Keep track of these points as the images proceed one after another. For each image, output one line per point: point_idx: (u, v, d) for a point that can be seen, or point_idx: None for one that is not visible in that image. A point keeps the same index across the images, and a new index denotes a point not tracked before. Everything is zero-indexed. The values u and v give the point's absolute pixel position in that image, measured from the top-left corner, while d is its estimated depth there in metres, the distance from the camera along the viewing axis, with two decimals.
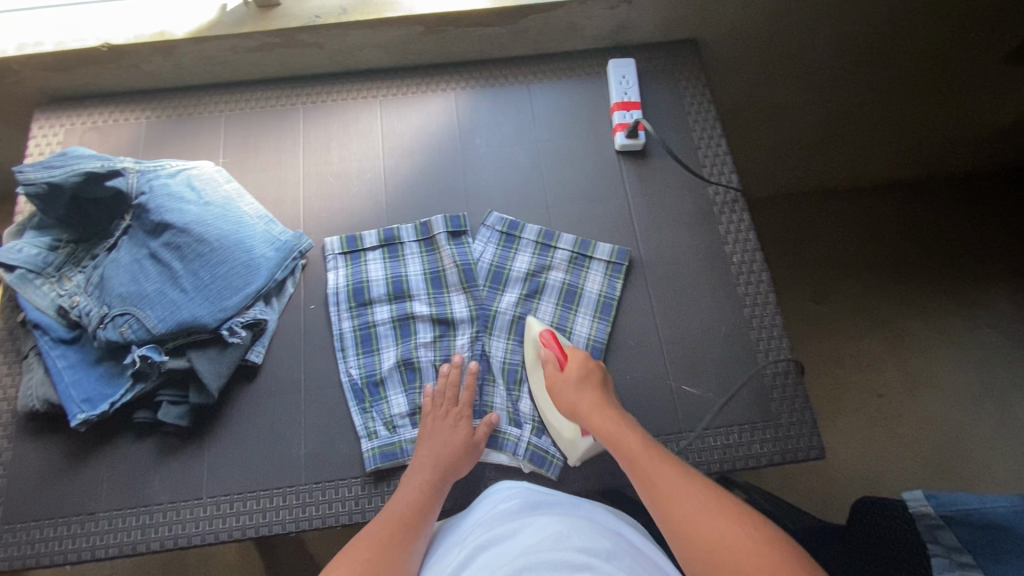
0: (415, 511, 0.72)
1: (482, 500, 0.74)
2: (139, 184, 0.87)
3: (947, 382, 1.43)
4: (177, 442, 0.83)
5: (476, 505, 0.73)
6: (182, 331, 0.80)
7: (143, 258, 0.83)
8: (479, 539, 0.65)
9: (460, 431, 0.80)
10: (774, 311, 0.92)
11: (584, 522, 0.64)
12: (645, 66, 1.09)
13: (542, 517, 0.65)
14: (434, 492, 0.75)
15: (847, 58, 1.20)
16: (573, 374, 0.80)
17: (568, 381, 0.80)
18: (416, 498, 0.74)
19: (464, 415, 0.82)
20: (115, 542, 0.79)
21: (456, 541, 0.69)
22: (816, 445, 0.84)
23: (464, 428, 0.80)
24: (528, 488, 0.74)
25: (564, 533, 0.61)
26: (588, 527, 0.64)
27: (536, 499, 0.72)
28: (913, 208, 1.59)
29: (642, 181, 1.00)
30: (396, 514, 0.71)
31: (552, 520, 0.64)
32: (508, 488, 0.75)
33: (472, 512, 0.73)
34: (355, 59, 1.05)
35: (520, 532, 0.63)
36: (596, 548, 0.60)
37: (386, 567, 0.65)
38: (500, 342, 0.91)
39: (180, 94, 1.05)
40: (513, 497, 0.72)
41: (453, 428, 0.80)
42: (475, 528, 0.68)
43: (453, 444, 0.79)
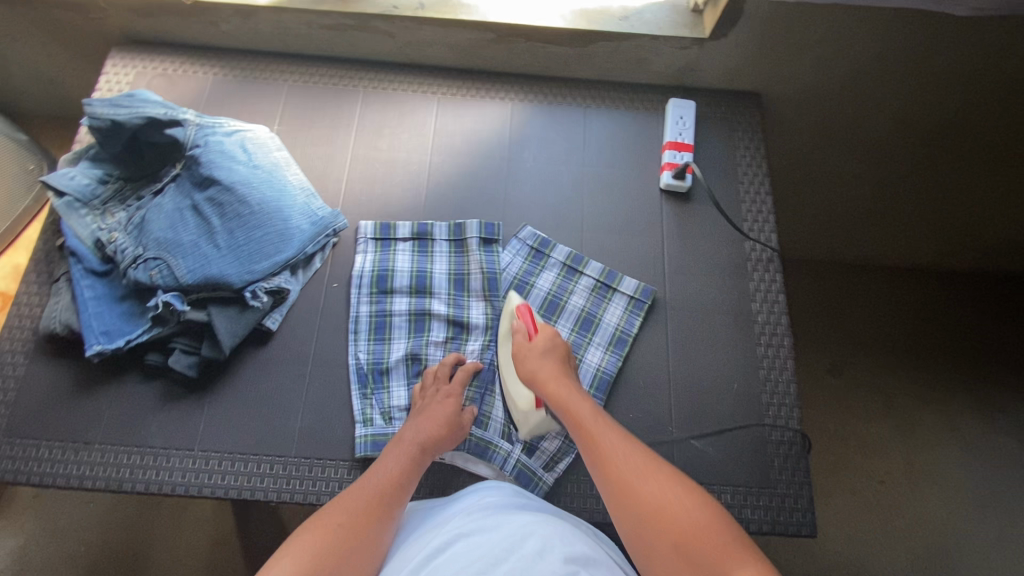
0: (394, 483, 0.73)
1: (468, 490, 0.76)
2: (196, 137, 0.89)
3: (953, 482, 1.38)
4: (182, 391, 0.85)
5: (460, 497, 0.74)
6: (208, 285, 0.81)
7: (185, 208, 0.86)
8: (460, 525, 0.66)
9: (446, 407, 0.81)
10: (791, 377, 0.91)
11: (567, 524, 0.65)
12: (704, 111, 1.09)
13: (528, 514, 0.66)
14: (414, 467, 0.75)
15: (909, 139, 1.19)
16: (539, 344, 0.83)
17: (532, 350, 0.82)
18: (395, 470, 0.74)
19: (453, 394, 0.83)
20: (104, 476, 0.81)
21: (438, 524, 0.70)
22: (809, 522, 0.82)
23: (451, 404, 0.81)
24: (512, 491, 0.75)
25: (548, 530, 0.63)
26: (573, 529, 0.65)
27: (522, 500, 0.73)
28: (950, 299, 1.55)
29: (681, 223, 1.00)
30: (374, 484, 0.72)
31: (538, 517, 0.65)
32: (495, 485, 0.76)
33: (456, 502, 0.74)
34: (422, 54, 1.07)
35: (503, 523, 0.64)
36: (579, 551, 0.61)
37: (354, 536, 0.66)
38: None
39: (249, 58, 1.08)
40: (501, 494, 0.73)
41: (440, 403, 0.81)
42: (459, 516, 0.69)
43: (437, 419, 0.79)
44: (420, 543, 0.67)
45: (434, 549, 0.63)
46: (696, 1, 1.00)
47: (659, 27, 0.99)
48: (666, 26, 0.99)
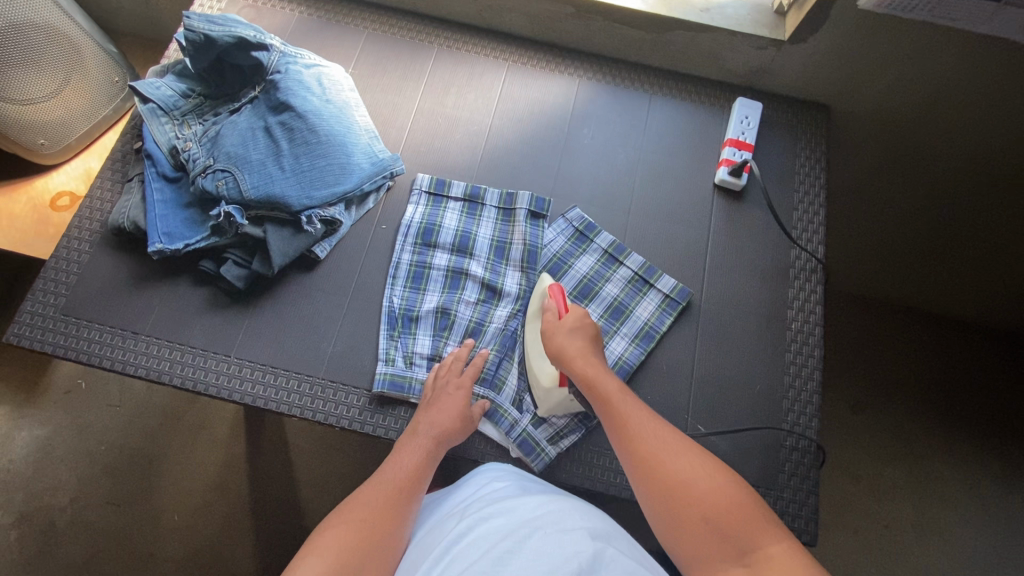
0: (411, 478, 0.75)
1: (473, 476, 0.78)
2: (278, 63, 0.94)
3: (960, 538, 1.36)
4: (227, 301, 0.90)
5: (469, 482, 0.77)
6: (268, 203, 0.85)
7: (257, 128, 0.90)
8: (476, 511, 0.67)
9: (458, 400, 0.81)
10: (815, 388, 0.90)
11: (580, 508, 0.67)
12: (770, 115, 1.08)
13: (539, 499, 0.68)
14: (428, 460, 0.77)
15: (976, 181, 1.15)
16: (569, 322, 0.83)
17: (561, 326, 0.82)
18: (410, 467, 0.75)
19: (465, 386, 0.83)
20: (145, 364, 0.86)
21: (452, 514, 0.71)
22: (810, 531, 0.82)
23: (463, 397, 0.81)
24: (517, 474, 0.78)
25: (564, 513, 0.65)
26: (585, 510, 0.67)
27: (526, 483, 0.75)
28: (990, 355, 1.50)
29: (728, 221, 0.99)
30: (389, 481, 0.74)
31: (549, 501, 0.67)
32: (498, 468, 0.78)
33: (464, 489, 0.76)
34: (499, 20, 1.09)
35: (516, 508, 0.66)
36: (596, 526, 0.63)
37: (381, 530, 0.68)
38: None
39: (334, 1, 1.12)
40: (508, 479, 0.75)
41: (452, 397, 0.81)
42: (471, 504, 0.70)
43: (450, 413, 0.79)
44: (437, 533, 0.68)
45: (454, 537, 0.65)
46: (781, 2, 0.99)
47: (740, 23, 0.99)
48: (746, 23, 0.99)
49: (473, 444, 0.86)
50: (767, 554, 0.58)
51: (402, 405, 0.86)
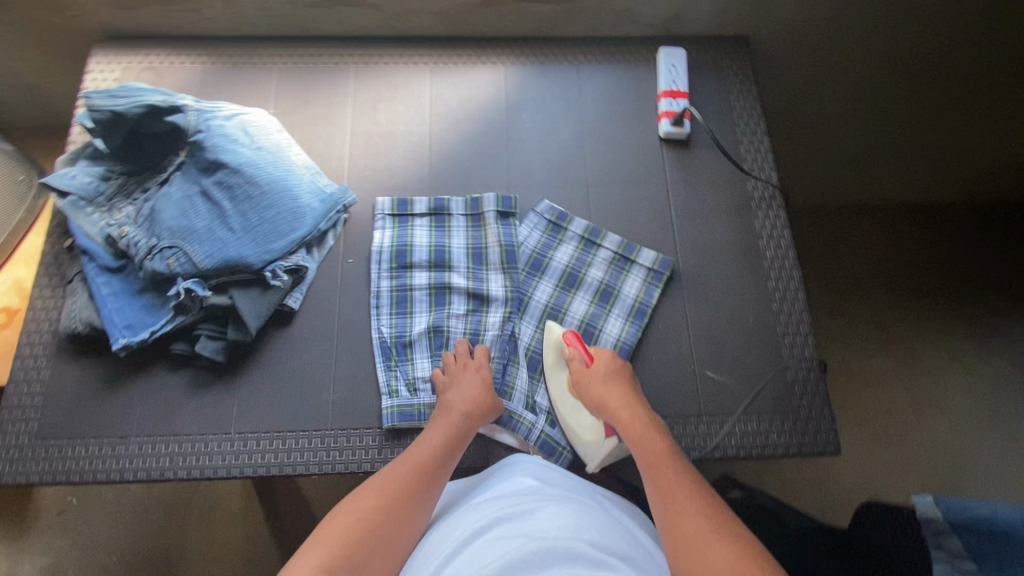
0: (439, 455, 0.75)
1: (495, 470, 0.78)
2: (197, 122, 0.87)
3: (956, 404, 1.46)
4: (210, 378, 0.86)
5: (494, 478, 0.76)
6: (227, 268, 0.81)
7: (194, 194, 0.85)
8: (496, 511, 0.67)
9: (481, 377, 0.83)
10: (803, 307, 0.93)
11: (596, 513, 0.68)
12: (695, 58, 1.09)
13: (558, 501, 0.68)
14: (458, 436, 0.77)
15: (890, 74, 1.23)
16: (600, 369, 0.83)
17: (597, 374, 0.83)
18: (435, 451, 0.75)
19: (483, 365, 0.84)
20: (143, 467, 0.82)
21: (469, 506, 0.71)
22: (832, 440, 0.86)
23: (485, 374, 0.83)
24: (542, 464, 0.78)
25: (582, 523, 0.65)
26: (603, 520, 0.67)
27: (547, 475, 0.76)
28: (940, 233, 1.60)
29: (683, 170, 1.01)
30: (414, 463, 0.73)
31: (569, 508, 0.67)
32: (529, 461, 0.78)
33: (486, 486, 0.75)
34: (410, 24, 1.07)
35: (537, 513, 0.66)
36: (611, 547, 0.63)
37: (404, 504, 0.69)
38: (529, 327, 0.91)
39: (235, 43, 1.07)
40: (530, 473, 0.75)
41: (474, 374, 0.83)
42: (489, 503, 0.70)
43: (475, 387, 0.81)
44: (450, 525, 0.69)
45: (470, 533, 0.64)
46: None
47: None
48: None
49: (498, 450, 0.85)
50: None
51: (416, 433, 0.84)
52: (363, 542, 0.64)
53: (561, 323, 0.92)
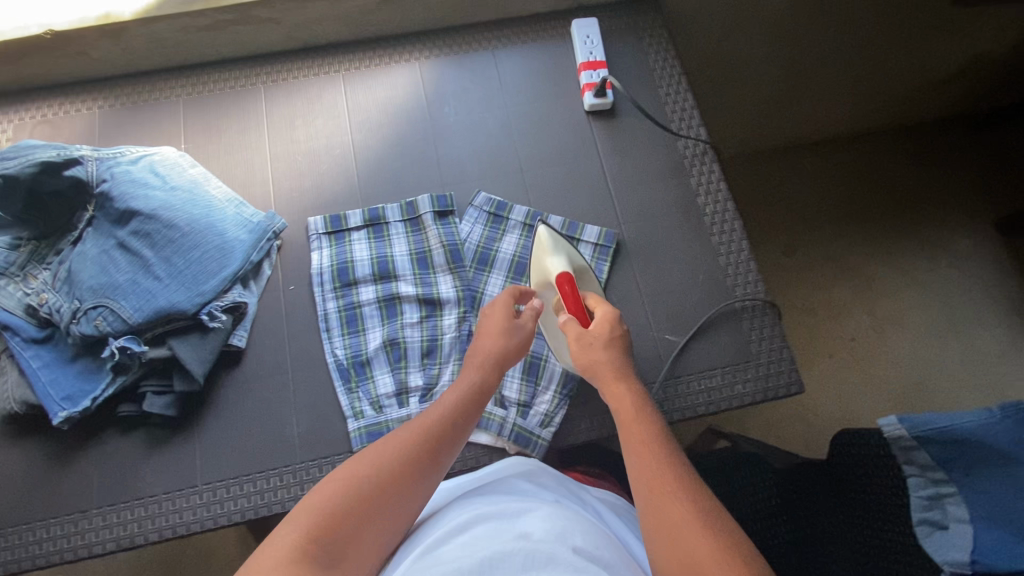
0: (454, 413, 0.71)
1: (492, 470, 0.79)
2: (100, 172, 0.83)
3: (912, 320, 1.53)
4: (165, 434, 0.83)
5: (493, 482, 0.76)
6: (160, 319, 0.77)
7: (111, 248, 0.80)
8: (485, 510, 0.68)
9: (501, 318, 0.80)
10: (749, 257, 0.94)
11: (585, 519, 0.68)
12: (609, 25, 1.08)
13: (548, 505, 0.69)
14: (475, 388, 0.74)
15: (803, 13, 1.24)
16: (599, 335, 0.77)
17: (594, 337, 0.76)
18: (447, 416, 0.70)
19: (506, 304, 0.81)
20: (112, 537, 0.79)
21: (462, 499, 0.72)
22: (796, 380, 0.88)
23: (505, 314, 0.80)
24: (542, 466, 0.80)
25: (568, 529, 0.65)
26: (589, 527, 0.67)
27: (542, 480, 0.77)
28: (872, 162, 1.67)
29: (613, 140, 1.01)
30: (421, 426, 0.68)
31: (558, 514, 0.67)
32: (524, 464, 0.79)
33: (481, 488, 0.75)
34: (313, 34, 1.02)
35: (526, 517, 0.66)
36: (595, 553, 0.63)
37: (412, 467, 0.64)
38: None
39: (131, 80, 1.01)
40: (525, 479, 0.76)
41: (495, 318, 0.80)
42: (479, 502, 0.70)
43: (493, 331, 0.78)
44: (439, 519, 0.69)
45: (456, 526, 0.65)
46: None
47: None
48: None
49: (475, 451, 0.85)
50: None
51: None
52: (356, 509, 0.60)
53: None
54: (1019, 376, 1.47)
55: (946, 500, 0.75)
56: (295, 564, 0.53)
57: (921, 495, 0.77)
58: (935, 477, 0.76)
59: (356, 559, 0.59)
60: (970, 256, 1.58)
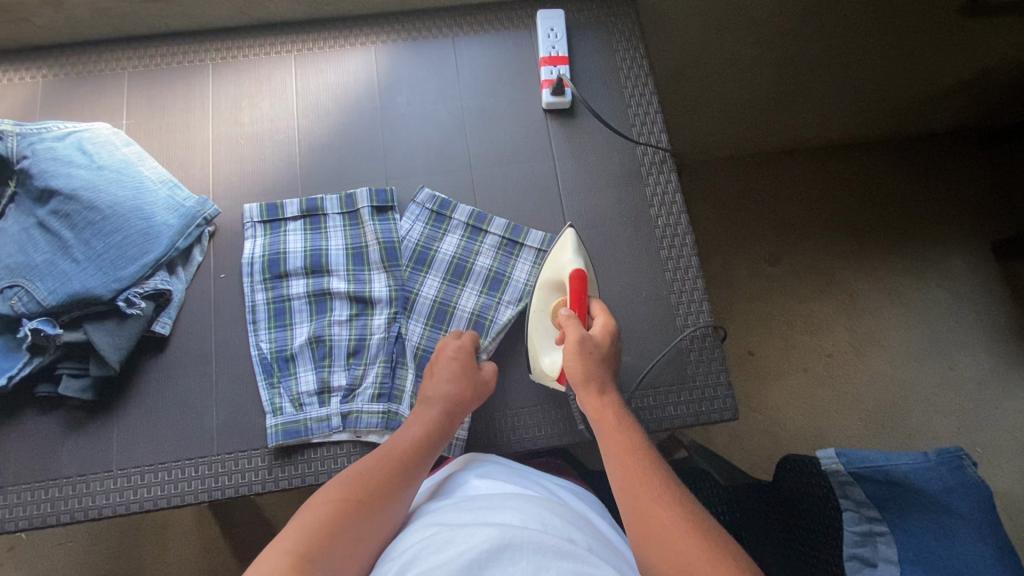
0: (420, 443, 0.71)
1: (447, 483, 0.75)
2: (21, 148, 0.80)
3: (892, 340, 1.49)
4: (84, 417, 0.82)
5: (463, 484, 0.73)
6: (75, 302, 0.76)
7: (31, 227, 0.79)
8: (460, 514, 0.63)
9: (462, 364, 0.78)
10: (697, 273, 0.91)
11: (558, 513, 0.66)
12: (578, 18, 1.02)
13: (517, 506, 0.65)
14: (441, 425, 0.73)
15: (793, 15, 1.17)
16: (598, 345, 0.76)
17: (594, 347, 0.75)
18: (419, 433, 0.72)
19: (463, 351, 0.79)
20: (25, 515, 0.79)
21: (427, 514, 0.67)
22: (730, 406, 0.85)
23: (465, 358, 0.78)
24: (504, 462, 0.79)
25: (547, 520, 0.63)
26: (567, 522, 0.65)
27: (501, 476, 0.75)
28: (866, 174, 1.60)
29: (569, 141, 0.96)
30: (391, 448, 0.70)
31: (531, 510, 0.64)
32: (483, 463, 0.78)
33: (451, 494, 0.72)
34: (266, 11, 0.98)
35: (501, 513, 0.63)
36: (579, 541, 0.61)
37: (385, 494, 0.65)
38: (417, 326, 0.87)
39: (78, 50, 0.98)
40: (484, 483, 0.72)
41: (456, 361, 0.78)
42: (453, 508, 0.66)
43: (456, 373, 0.77)
44: (413, 530, 0.63)
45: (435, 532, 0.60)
46: None
47: None
48: None
49: None
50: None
51: (306, 449, 0.82)
52: (339, 526, 0.60)
53: (450, 318, 0.88)
54: (996, 405, 1.42)
55: (877, 539, 0.75)
56: None
57: (854, 530, 0.77)
58: (868, 514, 0.76)
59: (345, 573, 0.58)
60: (960, 278, 1.52)
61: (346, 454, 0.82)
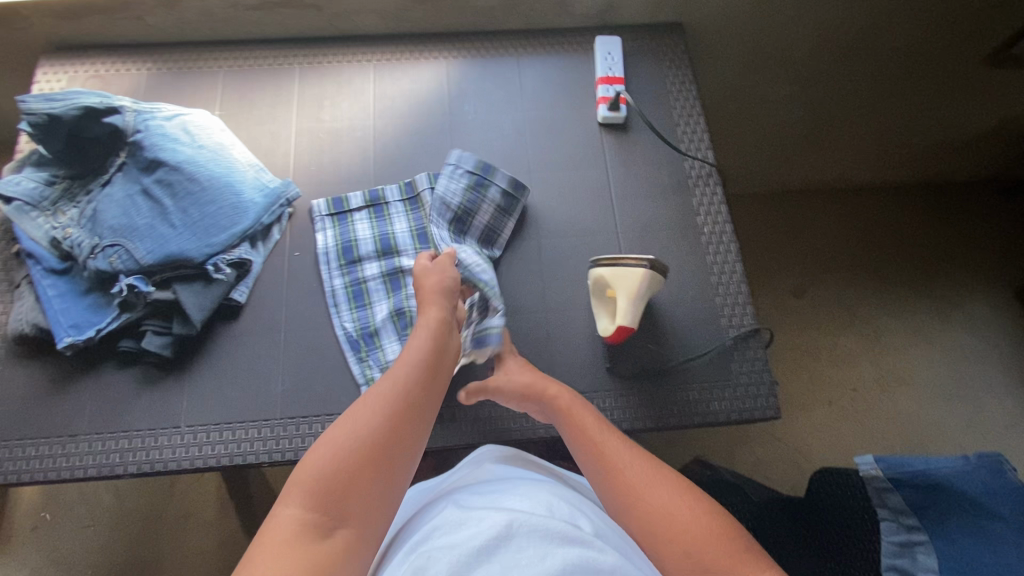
0: (423, 370, 0.73)
1: (464, 474, 0.79)
2: (136, 123, 0.89)
3: (917, 377, 1.51)
4: (158, 373, 0.87)
5: (475, 470, 0.77)
6: (170, 263, 0.83)
7: (135, 194, 0.87)
8: (470, 499, 0.67)
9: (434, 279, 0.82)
10: (741, 279, 0.96)
11: (567, 496, 0.70)
12: (631, 46, 1.13)
13: (527, 490, 0.69)
14: (439, 347, 0.76)
15: (829, 57, 1.27)
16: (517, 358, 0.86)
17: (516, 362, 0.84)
18: (420, 372, 0.73)
19: (431, 269, 0.84)
20: (94, 464, 0.83)
21: (444, 497, 0.72)
22: (772, 406, 0.88)
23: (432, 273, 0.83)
24: (513, 451, 0.82)
25: (556, 506, 0.66)
26: (576, 506, 0.68)
27: (516, 463, 0.79)
28: (891, 214, 1.66)
29: (621, 152, 1.04)
30: (399, 377, 0.71)
31: (538, 495, 0.68)
32: (498, 450, 0.81)
33: (466, 478, 0.76)
34: (352, 24, 1.09)
35: (511, 498, 0.67)
36: (586, 526, 0.65)
37: (394, 422, 0.66)
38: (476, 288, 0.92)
39: (180, 49, 1.09)
40: (498, 470, 0.76)
41: (432, 281, 0.82)
42: (464, 493, 0.70)
43: (432, 287, 0.81)
44: (433, 515, 0.68)
45: (444, 520, 0.64)
46: None
47: None
48: None
49: (446, 429, 0.87)
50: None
51: None
52: (350, 471, 0.62)
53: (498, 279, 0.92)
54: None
55: (916, 548, 0.73)
56: (299, 541, 0.56)
57: (892, 541, 0.75)
58: (906, 522, 0.74)
59: (363, 518, 0.61)
60: (983, 319, 1.56)
61: None
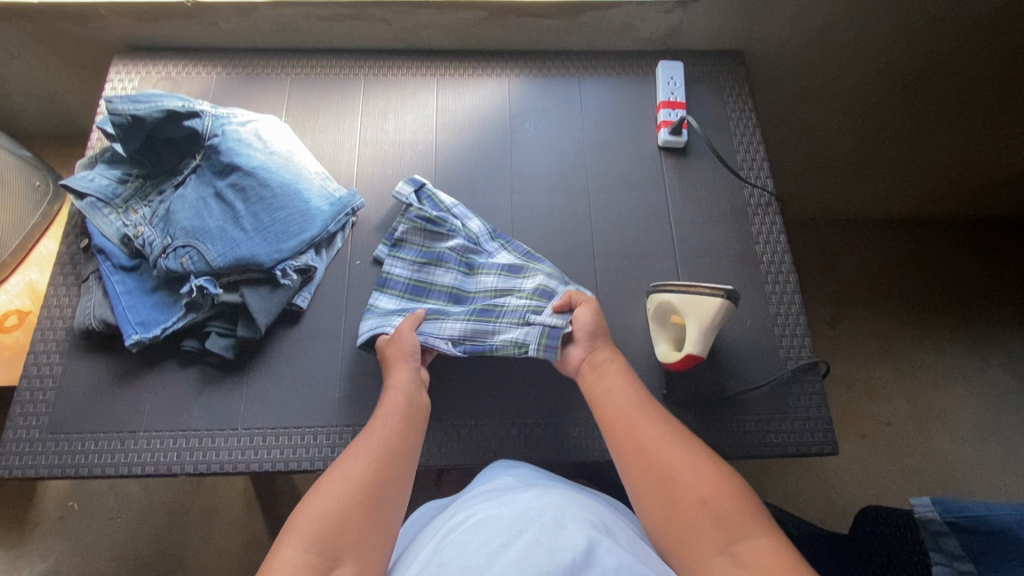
0: (403, 418, 0.73)
1: (475, 483, 0.77)
2: (213, 127, 0.91)
3: (954, 417, 1.48)
4: (219, 374, 0.88)
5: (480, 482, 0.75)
6: (238, 266, 0.84)
7: (208, 196, 0.88)
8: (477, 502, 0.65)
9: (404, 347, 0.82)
10: (799, 310, 0.95)
11: (579, 497, 0.68)
12: (691, 72, 1.14)
13: (534, 487, 0.66)
14: (414, 400, 0.76)
15: (885, 89, 1.27)
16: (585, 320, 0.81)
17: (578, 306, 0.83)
18: (399, 420, 0.73)
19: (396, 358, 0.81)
20: (151, 461, 0.83)
21: (453, 506, 0.69)
22: (830, 440, 0.87)
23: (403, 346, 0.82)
24: (534, 471, 0.79)
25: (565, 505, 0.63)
26: (587, 506, 0.66)
27: (523, 472, 0.77)
28: (934, 249, 1.64)
29: (680, 177, 1.04)
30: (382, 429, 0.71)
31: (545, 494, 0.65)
32: (508, 467, 0.79)
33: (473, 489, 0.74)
34: (418, 38, 1.11)
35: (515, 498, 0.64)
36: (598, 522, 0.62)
37: (381, 470, 0.66)
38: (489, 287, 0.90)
39: (250, 55, 1.11)
40: (502, 480, 0.74)
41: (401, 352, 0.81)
42: (470, 499, 0.68)
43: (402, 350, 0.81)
44: (440, 522, 0.65)
45: (450, 524, 0.62)
46: None
47: None
48: None
49: (500, 446, 0.87)
50: (756, 547, 0.57)
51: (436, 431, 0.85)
52: (346, 513, 0.60)
53: (492, 325, 0.85)
54: None
55: None
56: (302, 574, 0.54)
57: None
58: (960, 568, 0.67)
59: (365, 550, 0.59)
60: None
61: (459, 439, 0.87)
